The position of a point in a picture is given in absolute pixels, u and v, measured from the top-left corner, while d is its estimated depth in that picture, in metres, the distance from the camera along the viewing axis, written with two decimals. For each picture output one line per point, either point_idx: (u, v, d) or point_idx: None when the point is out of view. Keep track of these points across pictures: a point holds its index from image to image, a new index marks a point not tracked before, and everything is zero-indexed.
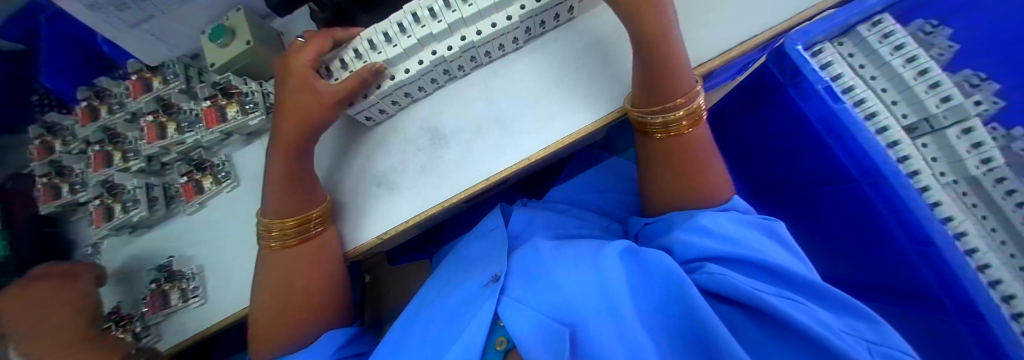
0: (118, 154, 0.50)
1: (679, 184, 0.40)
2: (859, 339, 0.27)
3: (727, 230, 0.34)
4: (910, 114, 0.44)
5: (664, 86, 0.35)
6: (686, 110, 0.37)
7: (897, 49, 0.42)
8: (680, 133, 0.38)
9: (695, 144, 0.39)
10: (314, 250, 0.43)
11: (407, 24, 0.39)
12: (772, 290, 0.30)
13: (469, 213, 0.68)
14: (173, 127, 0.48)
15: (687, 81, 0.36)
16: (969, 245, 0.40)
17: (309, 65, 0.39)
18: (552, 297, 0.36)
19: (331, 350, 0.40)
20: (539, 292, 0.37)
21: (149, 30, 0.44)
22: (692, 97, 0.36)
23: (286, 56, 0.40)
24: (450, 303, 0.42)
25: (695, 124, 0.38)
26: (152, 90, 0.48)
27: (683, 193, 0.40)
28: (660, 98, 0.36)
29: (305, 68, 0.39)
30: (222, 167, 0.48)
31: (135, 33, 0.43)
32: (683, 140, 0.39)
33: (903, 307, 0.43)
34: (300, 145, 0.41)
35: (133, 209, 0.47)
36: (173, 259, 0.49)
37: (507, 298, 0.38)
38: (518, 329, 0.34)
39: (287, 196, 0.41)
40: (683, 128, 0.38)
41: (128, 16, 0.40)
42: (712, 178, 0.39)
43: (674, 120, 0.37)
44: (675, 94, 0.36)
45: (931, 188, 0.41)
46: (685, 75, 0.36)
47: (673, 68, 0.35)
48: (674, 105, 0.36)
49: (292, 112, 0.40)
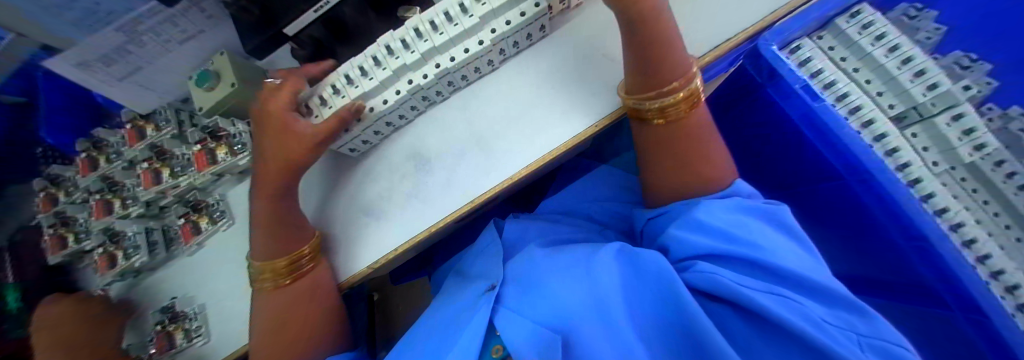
0: (117, 201, 0.51)
1: (680, 171, 0.39)
2: (850, 335, 0.27)
3: (724, 220, 0.33)
4: (897, 104, 0.43)
5: (661, 70, 0.34)
6: (684, 92, 0.35)
7: (879, 39, 0.42)
8: (679, 118, 0.37)
9: (695, 127, 0.38)
10: (309, 281, 0.43)
11: (381, 57, 0.40)
12: (763, 287, 0.30)
13: (465, 231, 0.68)
14: (167, 171, 0.50)
15: (685, 61, 0.35)
16: (967, 235, 0.38)
17: (286, 107, 0.41)
18: (544, 305, 0.36)
19: None
20: (533, 301, 0.37)
21: (136, 81, 0.45)
22: (692, 77, 0.35)
23: (264, 99, 0.42)
24: (445, 319, 0.43)
25: (694, 106, 0.37)
26: (146, 138, 0.51)
27: (684, 179, 0.39)
28: (657, 83, 0.35)
29: (282, 110, 0.40)
30: (217, 207, 0.50)
31: (123, 85, 0.45)
32: (683, 124, 0.38)
33: (903, 302, 0.42)
34: (284, 185, 0.42)
35: (134, 255, 0.49)
36: (177, 300, 0.51)
37: (502, 307, 0.39)
38: (512, 337, 0.34)
39: (276, 236, 0.42)
40: (682, 112, 0.37)
41: (115, 69, 0.42)
42: (715, 166, 0.38)
43: (672, 104, 0.36)
44: (672, 77, 0.35)
45: (924, 180, 0.39)
46: (682, 55, 0.35)
47: (668, 51, 0.34)
48: (672, 89, 0.35)
49: (274, 154, 0.41)
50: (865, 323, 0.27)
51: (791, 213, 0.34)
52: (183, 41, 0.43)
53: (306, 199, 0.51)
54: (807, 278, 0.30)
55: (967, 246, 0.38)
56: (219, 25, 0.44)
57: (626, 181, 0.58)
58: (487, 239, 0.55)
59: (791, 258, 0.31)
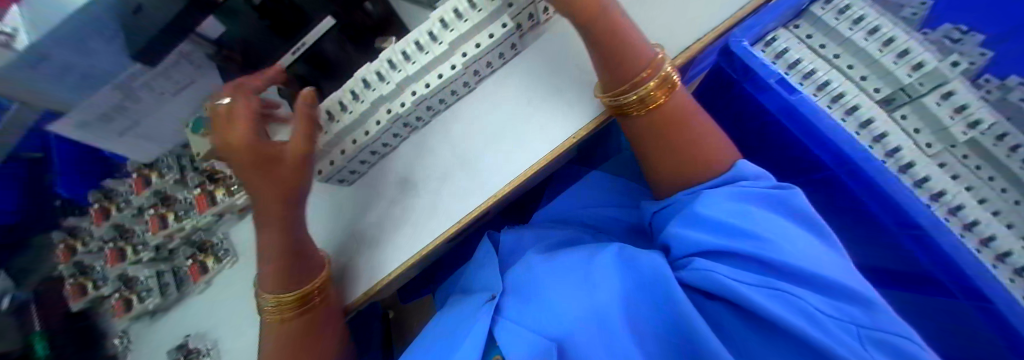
0: (129, 248, 0.55)
1: (674, 162, 0.37)
2: (847, 326, 0.26)
3: (723, 210, 0.31)
4: (883, 87, 0.42)
5: (624, 63, 0.34)
6: (656, 79, 0.35)
7: (858, 22, 0.42)
8: (658, 106, 0.36)
9: (677, 112, 0.37)
10: (321, 306, 0.44)
11: (358, 90, 0.41)
12: (758, 281, 0.29)
13: (463, 247, 0.69)
14: (172, 215, 0.54)
15: (647, 50, 0.35)
16: (968, 218, 0.36)
17: (253, 135, 0.38)
18: (543, 312, 0.36)
19: None
20: (534, 309, 0.37)
21: (137, 133, 0.48)
22: (657, 65, 0.35)
23: (218, 133, 0.38)
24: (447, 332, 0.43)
25: (669, 92, 0.36)
26: (151, 185, 0.55)
27: (681, 169, 0.37)
28: (625, 76, 0.35)
29: (249, 139, 0.38)
30: (221, 245, 0.53)
31: (124, 139, 0.48)
32: (664, 112, 0.36)
33: (899, 291, 0.41)
34: (286, 213, 0.40)
35: (148, 298, 0.54)
36: (190, 337, 0.53)
37: (503, 318, 0.39)
38: (509, 347, 0.35)
39: (284, 268, 0.41)
40: (658, 100, 0.36)
41: (115, 126, 0.45)
42: (709, 149, 0.36)
43: (647, 93, 0.35)
44: (639, 68, 0.35)
45: (916, 163, 0.38)
46: (643, 44, 0.35)
47: (628, 43, 0.34)
48: (642, 78, 0.34)
49: (260, 185, 0.39)
50: (863, 313, 0.26)
51: (804, 197, 0.31)
52: (176, 92, 0.46)
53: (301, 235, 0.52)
54: (810, 273, 0.27)
55: (970, 229, 0.36)
56: (207, 73, 0.47)
57: (616, 186, 0.57)
58: (484, 252, 0.55)
59: (802, 248, 0.29)
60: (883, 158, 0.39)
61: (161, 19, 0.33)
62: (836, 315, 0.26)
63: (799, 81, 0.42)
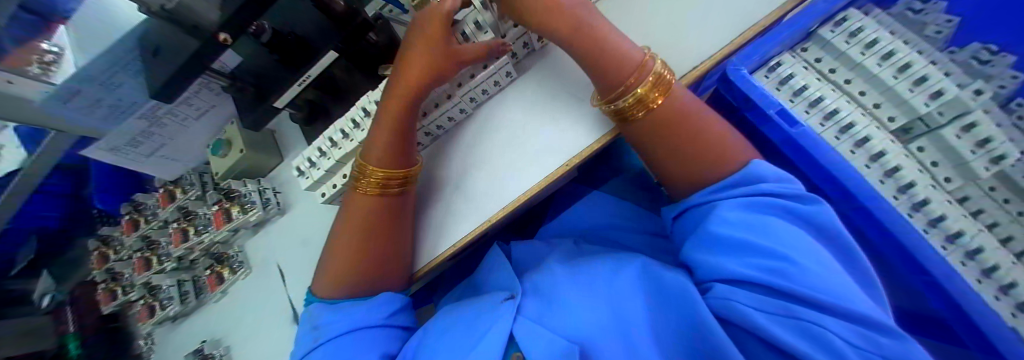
0: (154, 258, 0.64)
1: (684, 166, 0.34)
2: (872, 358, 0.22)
3: (736, 221, 0.28)
4: (899, 116, 0.40)
5: (609, 71, 0.34)
6: (645, 86, 0.32)
7: (870, 46, 0.39)
8: (659, 108, 0.33)
9: (680, 115, 0.33)
10: (396, 203, 0.43)
11: (359, 118, 0.46)
12: (779, 309, 0.24)
13: (463, 263, 0.68)
14: (192, 230, 0.61)
15: (632, 54, 0.34)
16: (988, 262, 0.34)
17: (446, 17, 0.37)
18: (564, 315, 0.34)
19: (381, 314, 0.42)
20: (552, 310, 0.35)
21: (162, 155, 0.58)
22: (645, 68, 0.33)
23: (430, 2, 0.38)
24: (462, 318, 0.39)
25: (666, 93, 0.33)
26: (175, 200, 0.63)
27: (698, 171, 0.33)
28: (612, 83, 0.34)
29: (441, 16, 0.37)
30: (236, 258, 0.59)
31: (152, 159, 0.58)
32: (665, 118, 0.33)
33: (925, 335, 0.39)
34: (416, 96, 0.39)
35: (170, 305, 0.60)
36: (206, 343, 0.58)
37: (523, 317, 0.36)
38: (529, 346, 0.32)
39: (392, 146, 0.40)
40: (655, 100, 0.33)
41: (143, 148, 0.55)
42: (721, 148, 0.32)
43: (642, 96, 0.33)
44: (625, 75, 0.33)
45: (932, 201, 0.36)
46: (627, 49, 0.34)
47: (608, 52, 0.34)
48: (630, 85, 0.33)
49: (421, 56, 0.38)
50: (895, 344, 0.22)
51: (834, 214, 0.27)
52: (198, 115, 0.57)
53: (305, 253, 0.55)
54: (836, 299, 0.23)
55: (988, 274, 0.34)
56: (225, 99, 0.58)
57: (618, 207, 0.54)
58: (493, 259, 0.51)
59: (831, 270, 0.24)
60: (894, 194, 0.38)
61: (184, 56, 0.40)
62: (860, 344, 0.22)
63: (804, 108, 0.41)
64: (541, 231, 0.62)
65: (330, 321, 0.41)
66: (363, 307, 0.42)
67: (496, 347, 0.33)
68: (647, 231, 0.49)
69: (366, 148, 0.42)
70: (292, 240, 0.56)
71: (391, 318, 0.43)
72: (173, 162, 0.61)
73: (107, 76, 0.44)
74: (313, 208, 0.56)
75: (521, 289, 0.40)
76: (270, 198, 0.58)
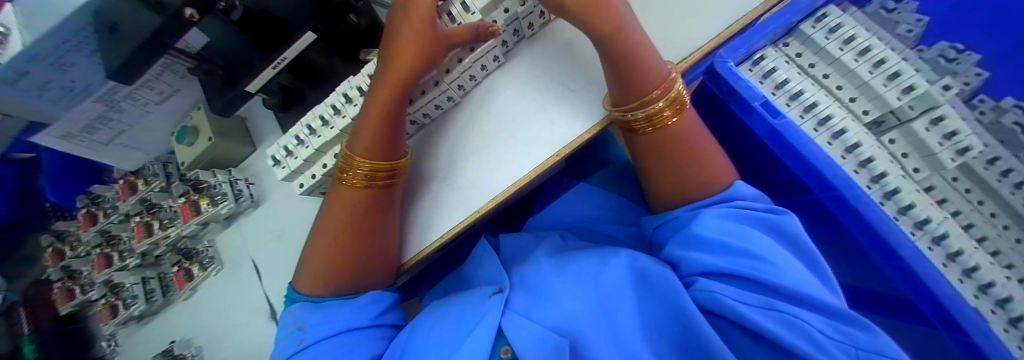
0: (115, 254, 0.63)
1: (674, 175, 0.33)
2: (846, 349, 0.23)
3: (721, 228, 0.28)
4: (873, 110, 0.41)
5: (637, 77, 0.31)
6: (665, 100, 0.31)
7: (847, 43, 0.39)
8: (666, 125, 0.33)
9: (685, 132, 0.33)
10: (382, 198, 0.41)
11: (340, 105, 0.44)
12: (760, 302, 0.25)
13: (451, 256, 0.67)
14: (157, 224, 0.60)
15: (660, 67, 0.32)
16: (953, 247, 0.36)
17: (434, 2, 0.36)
18: (556, 308, 0.32)
19: (366, 317, 0.40)
20: (541, 304, 0.34)
21: (122, 143, 0.58)
22: (670, 84, 0.32)
23: None
24: (451, 314, 0.37)
25: (680, 112, 0.33)
26: (137, 192, 0.63)
27: (684, 182, 0.33)
28: (636, 92, 0.31)
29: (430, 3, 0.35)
30: (206, 254, 0.57)
31: (112, 147, 0.57)
32: (669, 134, 0.33)
33: (897, 318, 0.41)
34: (404, 85, 0.37)
35: (134, 304, 0.59)
36: (175, 344, 0.57)
37: (511, 311, 0.34)
38: (516, 341, 0.31)
39: (377, 139, 0.38)
40: (667, 119, 0.32)
41: (100, 135, 0.54)
42: (711, 162, 0.33)
43: (656, 112, 0.32)
44: (651, 86, 0.31)
45: (902, 190, 0.38)
46: (655, 60, 0.32)
47: (637, 60, 0.31)
48: (652, 99, 0.31)
49: (409, 41, 0.35)
50: (863, 334, 0.23)
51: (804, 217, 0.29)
52: (161, 100, 0.56)
53: (282, 248, 0.53)
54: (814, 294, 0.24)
55: (953, 258, 0.36)
56: (190, 83, 0.57)
57: (607, 201, 0.54)
58: (482, 251, 0.50)
59: (798, 266, 0.26)
60: (868, 184, 0.39)
61: (139, 36, 0.36)
62: (835, 336, 0.23)
63: (785, 101, 0.41)
64: (528, 222, 0.61)
65: (313, 323, 0.40)
66: (349, 308, 0.40)
67: (484, 345, 0.32)
68: (634, 225, 0.50)
69: (351, 140, 0.40)
70: (266, 235, 0.54)
71: (379, 318, 0.42)
72: (133, 150, 0.60)
73: (57, 58, 0.40)
74: (290, 201, 0.54)
75: (509, 283, 0.39)
76: (242, 190, 0.55)
